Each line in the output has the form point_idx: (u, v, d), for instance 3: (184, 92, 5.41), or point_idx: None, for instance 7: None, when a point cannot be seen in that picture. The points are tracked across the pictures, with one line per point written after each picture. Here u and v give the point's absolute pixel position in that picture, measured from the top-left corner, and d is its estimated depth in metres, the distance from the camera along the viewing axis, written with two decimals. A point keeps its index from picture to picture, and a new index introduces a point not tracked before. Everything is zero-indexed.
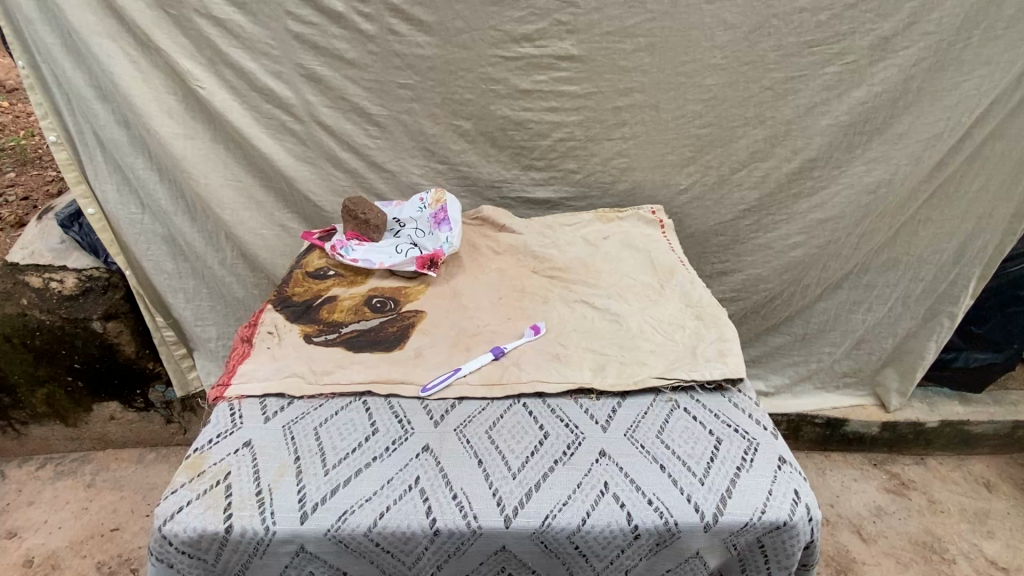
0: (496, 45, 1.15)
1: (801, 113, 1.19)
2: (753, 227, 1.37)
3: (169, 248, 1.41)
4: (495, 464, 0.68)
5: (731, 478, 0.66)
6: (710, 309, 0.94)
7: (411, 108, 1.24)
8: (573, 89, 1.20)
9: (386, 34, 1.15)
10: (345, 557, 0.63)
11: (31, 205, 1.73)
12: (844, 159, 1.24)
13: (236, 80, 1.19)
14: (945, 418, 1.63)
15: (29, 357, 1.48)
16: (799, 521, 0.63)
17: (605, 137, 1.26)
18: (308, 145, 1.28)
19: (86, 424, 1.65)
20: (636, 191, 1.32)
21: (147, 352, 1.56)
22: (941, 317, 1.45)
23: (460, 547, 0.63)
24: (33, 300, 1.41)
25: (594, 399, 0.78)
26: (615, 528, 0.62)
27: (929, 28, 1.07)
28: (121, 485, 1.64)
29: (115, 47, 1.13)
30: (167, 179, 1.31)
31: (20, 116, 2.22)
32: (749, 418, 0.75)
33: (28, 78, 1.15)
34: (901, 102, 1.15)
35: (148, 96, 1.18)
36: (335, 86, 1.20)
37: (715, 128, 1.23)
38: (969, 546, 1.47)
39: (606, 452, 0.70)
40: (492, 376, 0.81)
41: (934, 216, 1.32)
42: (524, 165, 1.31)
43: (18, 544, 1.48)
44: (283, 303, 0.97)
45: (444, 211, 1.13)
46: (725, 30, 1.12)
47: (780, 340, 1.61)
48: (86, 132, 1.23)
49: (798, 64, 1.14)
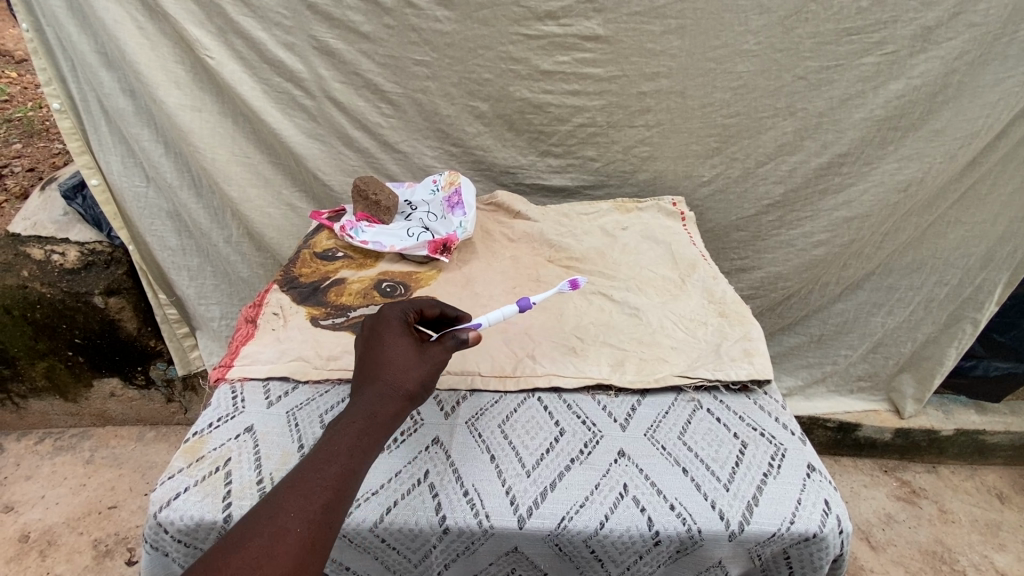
0: (518, 23, 1.10)
1: (835, 105, 1.14)
2: (775, 223, 1.33)
3: (174, 224, 1.38)
4: (509, 461, 0.65)
5: (757, 484, 0.63)
6: (734, 306, 0.89)
7: (426, 86, 1.19)
8: (596, 72, 1.15)
9: (404, 7, 1.10)
10: (349, 551, 0.60)
11: (36, 177, 1.69)
12: (875, 156, 1.19)
13: (246, 51, 1.15)
14: (961, 426, 1.59)
15: (29, 330, 1.45)
16: (829, 533, 0.59)
17: (627, 124, 1.22)
18: (319, 122, 1.24)
19: (86, 400, 1.63)
20: (656, 182, 1.29)
21: (149, 330, 1.52)
22: (964, 323, 1.41)
23: (470, 547, 0.60)
24: (34, 272, 1.37)
25: (612, 396, 0.75)
26: (634, 533, 0.59)
27: (974, 19, 1.02)
28: (120, 463, 1.62)
29: (122, 11, 1.08)
30: (173, 152, 1.27)
31: (28, 87, 2.18)
32: (775, 421, 0.71)
33: (32, 43, 1.11)
34: (940, 97, 1.10)
35: (156, 65, 1.14)
36: (348, 60, 1.16)
37: (742, 118, 1.19)
38: (979, 558, 1.43)
39: (624, 452, 0.67)
40: (505, 368, 0.77)
41: (966, 218, 1.26)
42: (541, 151, 1.27)
43: (14, 519, 1.46)
44: (289, 283, 0.94)
45: (458, 195, 1.09)
46: (759, 14, 1.07)
47: (795, 341, 1.58)
48: (91, 100, 1.19)
49: (834, 53, 1.09)
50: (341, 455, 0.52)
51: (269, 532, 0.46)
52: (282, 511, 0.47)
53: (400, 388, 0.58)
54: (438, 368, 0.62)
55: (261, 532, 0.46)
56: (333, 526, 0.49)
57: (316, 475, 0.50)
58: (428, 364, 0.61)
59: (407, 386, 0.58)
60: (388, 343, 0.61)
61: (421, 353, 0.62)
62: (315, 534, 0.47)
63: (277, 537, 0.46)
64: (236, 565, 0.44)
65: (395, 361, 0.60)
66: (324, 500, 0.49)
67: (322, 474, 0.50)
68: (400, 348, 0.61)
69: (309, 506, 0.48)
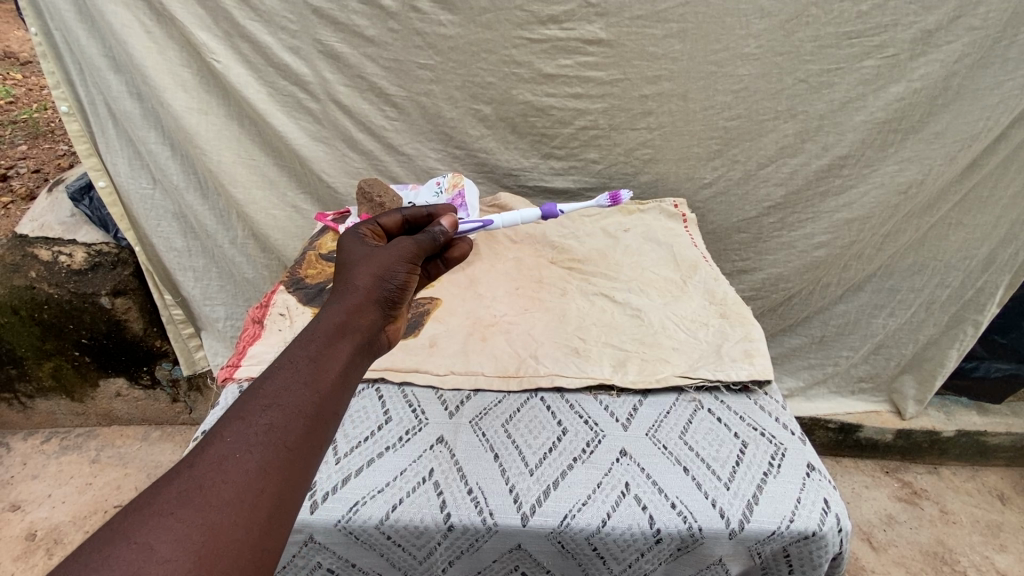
0: (521, 26, 1.11)
1: (836, 108, 1.15)
2: (777, 225, 1.34)
3: (180, 225, 1.39)
4: (512, 460, 0.66)
5: (758, 483, 0.64)
6: (735, 307, 0.90)
7: (430, 90, 1.20)
8: (599, 76, 1.16)
9: (408, 11, 1.11)
10: (354, 549, 0.62)
11: (41, 178, 1.71)
12: (876, 158, 1.20)
13: (252, 54, 1.16)
14: (962, 427, 1.59)
15: (36, 330, 1.46)
16: (828, 531, 0.60)
17: (629, 126, 1.22)
18: (324, 125, 1.25)
19: (92, 399, 1.64)
20: (657, 184, 1.30)
21: (155, 331, 1.54)
22: (965, 324, 1.41)
23: (474, 544, 0.61)
24: (42, 273, 1.38)
25: (614, 396, 0.75)
26: (636, 531, 0.60)
27: (974, 23, 1.02)
28: (126, 462, 1.63)
29: (130, 16, 1.09)
30: (179, 154, 1.28)
31: (33, 89, 2.20)
32: (775, 421, 0.72)
33: (41, 47, 1.13)
34: (940, 100, 1.11)
35: (163, 68, 1.15)
36: (353, 64, 1.17)
37: (744, 121, 1.19)
38: (980, 559, 1.44)
39: (626, 451, 0.67)
40: (508, 368, 0.79)
41: (966, 220, 1.27)
42: (543, 154, 1.28)
43: (21, 517, 1.47)
44: (296, 284, 0.95)
45: (461, 198, 1.10)
46: (760, 18, 1.07)
47: (796, 342, 1.58)
48: (99, 103, 1.20)
49: (834, 56, 1.10)
50: (284, 372, 0.48)
51: (202, 464, 0.42)
52: (218, 439, 0.43)
53: (350, 287, 0.57)
54: (398, 262, 0.60)
55: (195, 465, 0.42)
56: (282, 446, 0.44)
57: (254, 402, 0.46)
58: (381, 257, 0.59)
59: (357, 284, 0.57)
60: (341, 253, 0.62)
61: (374, 250, 0.61)
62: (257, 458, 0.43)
63: (211, 468, 0.41)
64: (163, 503, 0.39)
65: (348, 267, 0.59)
66: (265, 421, 0.45)
67: (264, 397, 0.46)
68: (353, 252, 0.61)
69: (248, 430, 0.44)
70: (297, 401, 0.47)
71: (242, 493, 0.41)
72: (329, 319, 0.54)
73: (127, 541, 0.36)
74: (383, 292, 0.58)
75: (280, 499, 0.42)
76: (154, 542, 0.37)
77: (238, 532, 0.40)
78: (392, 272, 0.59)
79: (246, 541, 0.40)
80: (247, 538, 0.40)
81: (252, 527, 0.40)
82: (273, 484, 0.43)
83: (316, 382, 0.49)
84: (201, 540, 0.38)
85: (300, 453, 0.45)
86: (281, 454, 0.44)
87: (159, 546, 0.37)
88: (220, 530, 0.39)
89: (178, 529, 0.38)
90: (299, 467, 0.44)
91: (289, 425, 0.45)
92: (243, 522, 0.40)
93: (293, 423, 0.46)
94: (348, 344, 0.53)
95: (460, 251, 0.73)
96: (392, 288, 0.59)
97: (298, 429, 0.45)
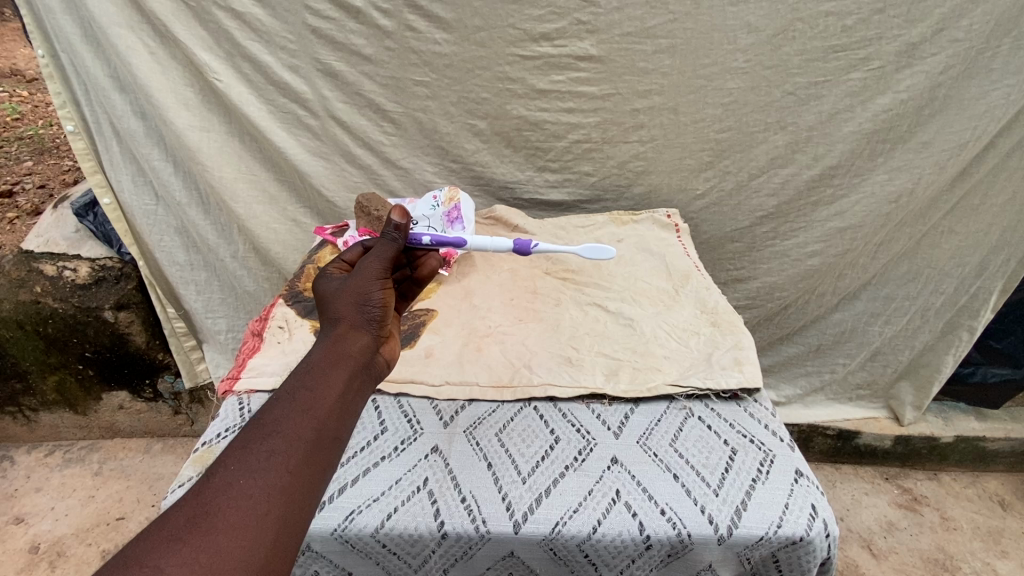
0: (514, 44, 1.14)
1: (824, 119, 1.17)
2: (770, 234, 1.35)
3: (182, 239, 1.41)
4: (505, 468, 0.67)
5: (746, 490, 0.65)
6: (726, 316, 0.91)
7: (426, 105, 1.23)
8: (591, 90, 1.19)
9: (404, 30, 1.14)
10: (350, 556, 0.63)
11: (46, 194, 1.73)
12: (866, 168, 1.22)
13: (253, 74, 1.19)
14: (960, 433, 1.60)
15: (41, 344, 1.48)
16: (816, 537, 0.61)
17: (622, 139, 1.25)
18: (323, 140, 1.27)
19: (95, 412, 1.66)
20: (651, 195, 1.32)
21: (157, 344, 1.55)
22: (960, 330, 1.42)
23: (467, 551, 0.62)
24: (46, 288, 1.41)
25: (606, 405, 0.77)
26: (626, 537, 0.61)
27: (957, 35, 1.05)
28: (128, 475, 1.64)
29: (135, 38, 1.13)
30: (181, 171, 1.31)
31: (39, 106, 2.24)
32: (764, 428, 0.73)
33: (49, 68, 1.16)
34: (927, 110, 1.13)
35: (166, 88, 1.18)
36: (350, 81, 1.20)
37: (735, 133, 1.22)
38: (981, 565, 1.44)
39: (618, 459, 0.69)
40: (502, 377, 0.80)
41: (958, 228, 1.28)
42: (538, 167, 1.30)
43: (24, 530, 1.49)
44: (295, 298, 0.96)
45: (458, 211, 1.11)
46: (748, 33, 1.10)
47: (793, 350, 1.59)
48: (103, 122, 1.23)
49: (822, 69, 1.12)
50: (282, 403, 0.50)
51: (209, 490, 0.44)
52: (222, 466, 0.45)
53: (333, 320, 0.58)
54: (371, 280, 0.60)
55: (202, 492, 0.44)
56: (286, 470, 0.46)
57: (256, 429, 0.48)
58: (354, 281, 0.60)
59: (338, 313, 0.58)
60: (319, 288, 0.63)
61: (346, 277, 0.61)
62: (262, 482, 0.44)
63: (217, 494, 0.43)
64: (173, 529, 0.41)
65: (328, 299, 0.60)
66: (267, 448, 0.46)
67: (265, 426, 0.48)
68: (331, 283, 0.62)
69: (251, 458, 0.46)
70: (294, 427, 0.48)
71: (249, 516, 0.43)
72: (319, 353, 0.55)
73: (139, 565, 0.38)
74: (365, 314, 0.59)
75: (283, 519, 0.44)
76: (163, 565, 0.39)
77: (245, 552, 0.41)
78: (369, 292, 0.59)
79: (252, 562, 0.42)
80: (253, 559, 0.42)
81: (259, 547, 0.42)
82: (277, 506, 0.44)
83: (314, 407, 0.50)
84: (208, 564, 0.40)
85: (302, 476, 0.47)
86: (284, 477, 0.46)
87: (168, 569, 0.39)
88: (228, 552, 0.41)
89: (186, 552, 0.40)
90: (303, 489, 0.46)
91: (290, 448, 0.47)
92: (248, 543, 0.42)
93: (294, 447, 0.47)
94: (341, 369, 0.54)
95: (428, 268, 0.70)
96: (372, 308, 0.59)
97: (300, 453, 0.47)
